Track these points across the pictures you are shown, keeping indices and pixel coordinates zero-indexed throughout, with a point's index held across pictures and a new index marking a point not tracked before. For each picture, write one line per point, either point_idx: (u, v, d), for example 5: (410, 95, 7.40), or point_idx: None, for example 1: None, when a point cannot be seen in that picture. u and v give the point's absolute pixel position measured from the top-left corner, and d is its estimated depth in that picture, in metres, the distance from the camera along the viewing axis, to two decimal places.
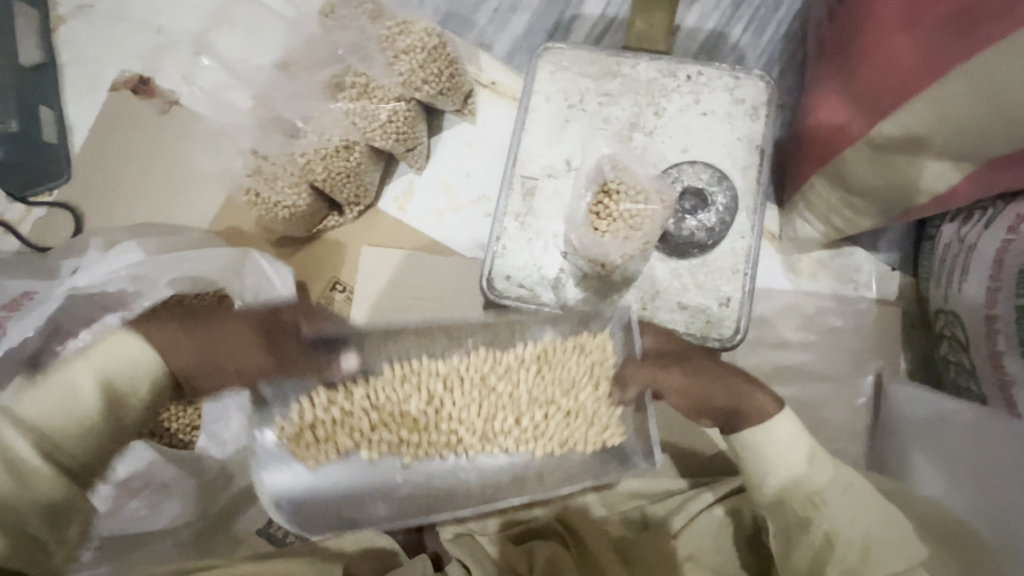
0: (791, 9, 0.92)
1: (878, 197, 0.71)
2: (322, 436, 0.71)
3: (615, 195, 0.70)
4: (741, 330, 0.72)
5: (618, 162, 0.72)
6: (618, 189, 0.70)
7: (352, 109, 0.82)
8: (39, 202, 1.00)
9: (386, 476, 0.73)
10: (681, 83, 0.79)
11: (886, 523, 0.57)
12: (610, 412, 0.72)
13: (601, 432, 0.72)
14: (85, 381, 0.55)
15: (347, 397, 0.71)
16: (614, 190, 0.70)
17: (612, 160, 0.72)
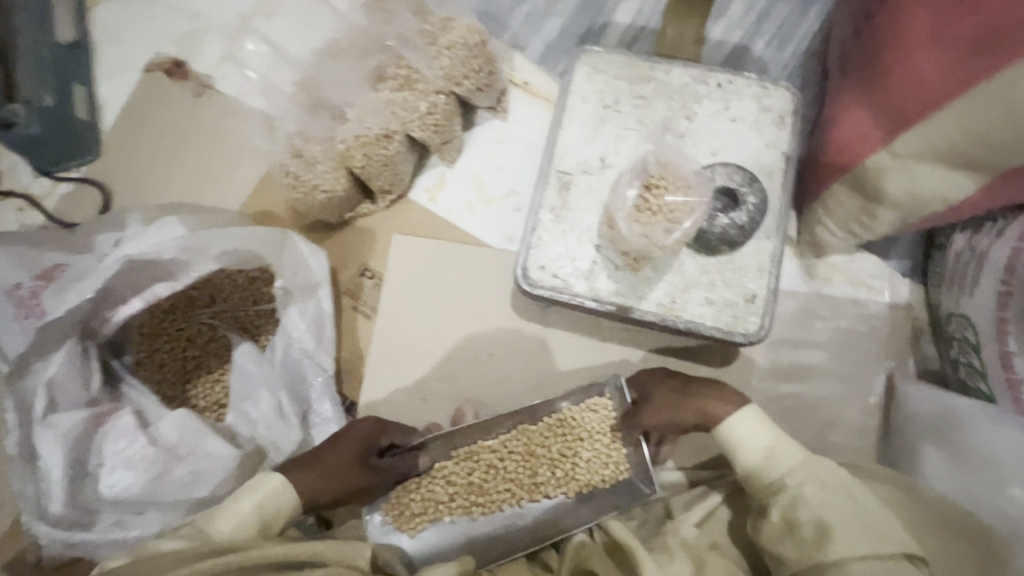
0: (811, 27, 0.97)
1: (897, 204, 0.75)
2: (417, 511, 0.77)
3: (657, 189, 0.74)
4: (766, 325, 0.75)
5: (661, 157, 0.76)
6: (661, 183, 0.74)
7: (394, 100, 0.84)
8: (66, 178, 0.99)
9: (470, 532, 0.78)
10: (712, 90, 0.83)
11: (865, 511, 0.62)
12: (620, 453, 0.80)
13: (617, 467, 0.80)
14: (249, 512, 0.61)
15: (431, 479, 0.79)
16: (657, 184, 0.74)
17: (656, 155, 0.76)
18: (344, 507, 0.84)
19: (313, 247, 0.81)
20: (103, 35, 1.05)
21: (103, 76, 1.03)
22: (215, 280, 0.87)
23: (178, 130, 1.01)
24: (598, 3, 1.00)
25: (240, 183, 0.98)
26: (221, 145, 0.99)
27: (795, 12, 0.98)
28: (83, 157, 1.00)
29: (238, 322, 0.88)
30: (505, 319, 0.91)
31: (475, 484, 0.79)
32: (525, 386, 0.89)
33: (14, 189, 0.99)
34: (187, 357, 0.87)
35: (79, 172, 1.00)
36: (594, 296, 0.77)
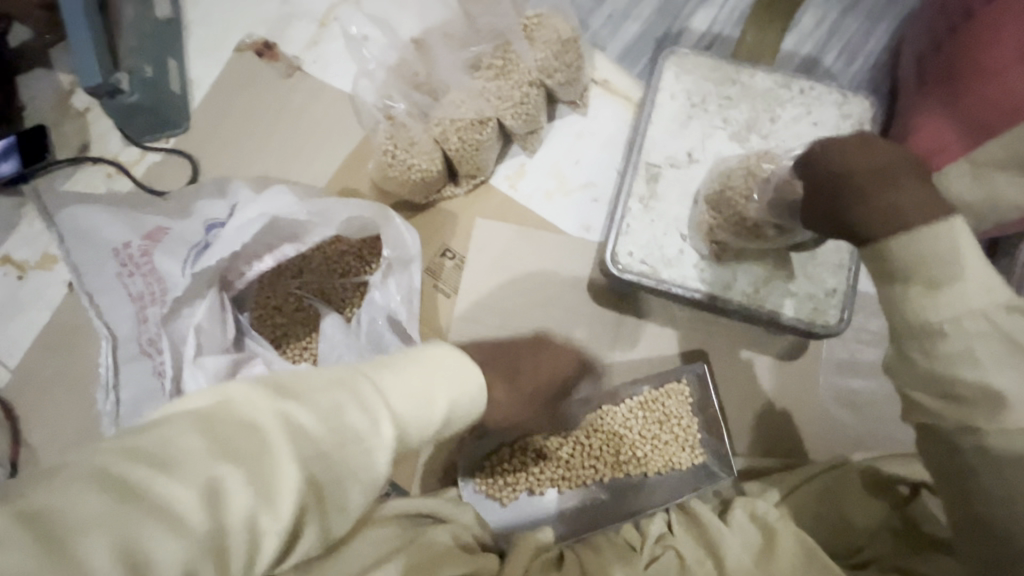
0: (879, 44, 1.02)
1: (973, 210, 0.79)
2: (508, 481, 0.83)
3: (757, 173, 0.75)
4: (845, 318, 0.79)
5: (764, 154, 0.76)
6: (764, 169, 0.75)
7: (489, 87, 0.88)
8: (155, 148, 1.03)
9: (556, 504, 0.83)
10: (794, 95, 0.87)
11: None
12: (694, 436, 0.85)
13: (690, 451, 0.85)
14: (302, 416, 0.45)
15: (522, 451, 0.84)
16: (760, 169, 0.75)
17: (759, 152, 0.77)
18: (422, 475, 0.86)
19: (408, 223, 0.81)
20: (196, 14, 1.08)
21: (195, 53, 1.07)
22: (306, 254, 0.90)
23: (266, 108, 1.04)
24: (676, 10, 1.05)
25: (327, 162, 1.02)
26: (308, 124, 1.03)
27: (864, 28, 1.03)
28: (173, 129, 1.03)
29: (324, 293, 0.91)
30: (581, 304, 0.94)
31: (563, 459, 0.84)
32: (599, 370, 0.92)
33: (104, 156, 1.02)
34: (276, 324, 0.90)
35: (167, 144, 1.03)
36: (680, 283, 0.81)
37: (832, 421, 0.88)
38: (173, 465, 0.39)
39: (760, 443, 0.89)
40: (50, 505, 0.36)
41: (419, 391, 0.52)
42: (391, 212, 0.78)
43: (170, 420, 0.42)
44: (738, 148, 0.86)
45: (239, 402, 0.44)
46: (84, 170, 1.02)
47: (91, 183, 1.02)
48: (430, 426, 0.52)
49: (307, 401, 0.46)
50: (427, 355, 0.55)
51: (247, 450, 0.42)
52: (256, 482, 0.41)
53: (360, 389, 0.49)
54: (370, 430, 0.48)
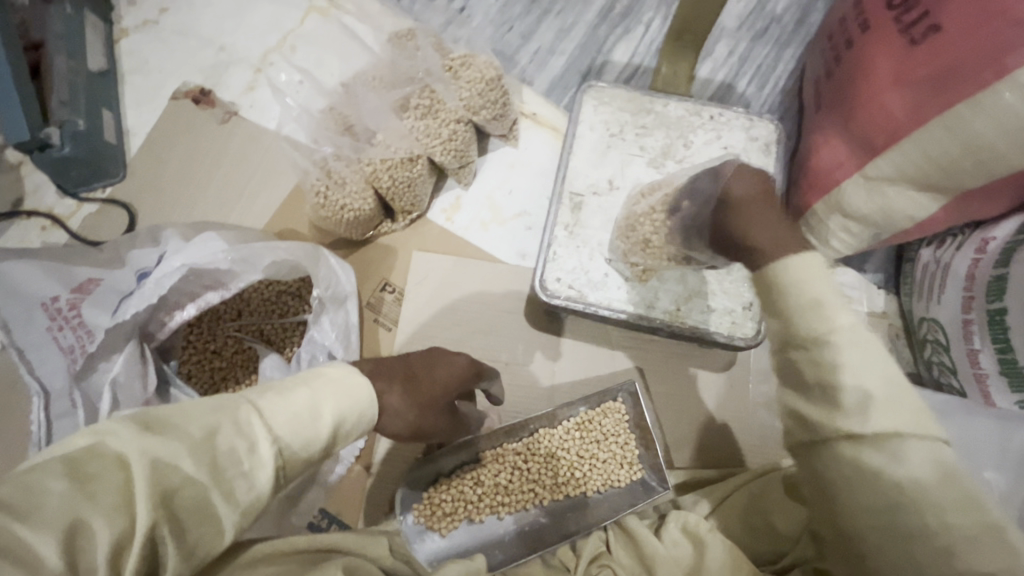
0: (787, 69, 1.10)
1: (872, 222, 0.85)
2: (449, 510, 0.84)
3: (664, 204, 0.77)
4: (762, 330, 0.83)
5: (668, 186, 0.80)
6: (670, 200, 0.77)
7: (416, 126, 0.91)
8: (91, 199, 1.03)
9: (496, 530, 0.84)
10: (705, 122, 0.93)
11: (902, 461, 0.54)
12: (630, 453, 0.88)
13: (627, 467, 0.88)
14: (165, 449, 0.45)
15: (462, 481, 0.85)
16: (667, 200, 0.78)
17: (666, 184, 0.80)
18: (368, 509, 0.87)
19: (341, 261, 0.87)
20: (131, 63, 1.11)
21: (131, 103, 1.10)
22: (245, 296, 0.91)
23: (203, 154, 1.06)
24: (598, 45, 1.11)
25: (266, 204, 1.03)
26: (246, 168, 1.05)
27: (772, 55, 1.10)
28: (109, 179, 1.04)
29: (264, 333, 0.92)
30: (519, 330, 0.96)
31: (501, 484, 0.85)
32: (539, 392, 0.94)
33: (39, 209, 1.03)
34: (215, 368, 0.90)
35: (104, 194, 1.04)
36: (606, 305, 0.85)
37: (765, 428, 0.92)
38: (31, 511, 0.39)
39: (698, 455, 0.91)
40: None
41: (303, 410, 0.52)
42: (326, 252, 0.84)
43: (31, 468, 0.42)
44: (655, 174, 0.90)
45: (104, 441, 0.44)
46: (18, 224, 1.02)
47: (25, 236, 1.02)
48: (316, 442, 0.52)
49: (178, 434, 0.46)
50: (321, 376, 0.56)
51: (109, 489, 0.42)
52: (118, 520, 0.41)
53: (241, 413, 0.49)
54: (249, 459, 0.48)
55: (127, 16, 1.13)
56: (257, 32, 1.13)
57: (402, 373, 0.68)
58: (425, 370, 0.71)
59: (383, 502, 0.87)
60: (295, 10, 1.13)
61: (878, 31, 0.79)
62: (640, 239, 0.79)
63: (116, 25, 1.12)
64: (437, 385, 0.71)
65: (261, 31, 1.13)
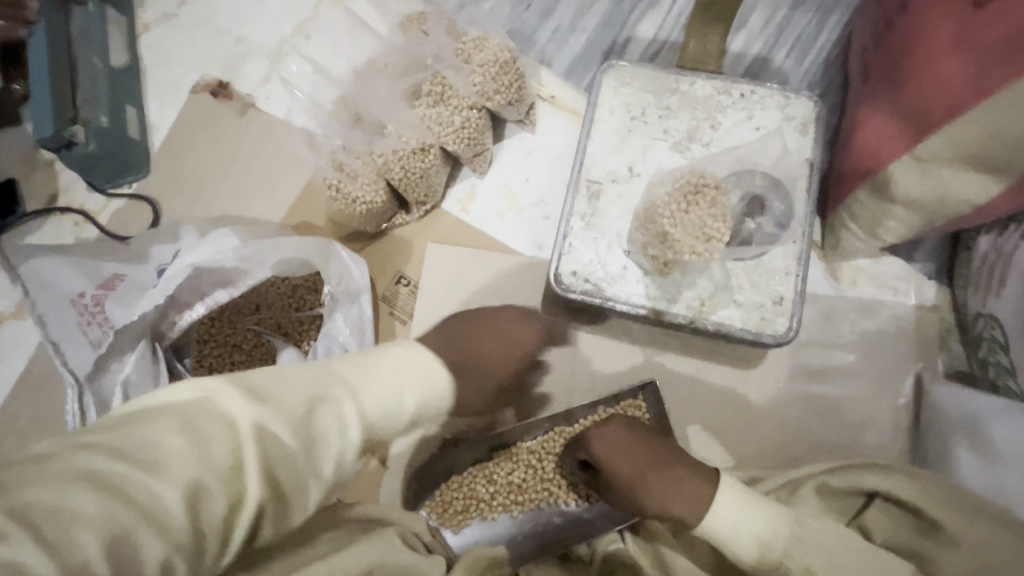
0: (830, 38, 1.00)
1: (922, 207, 0.77)
2: (463, 506, 0.84)
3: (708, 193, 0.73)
4: (794, 327, 0.77)
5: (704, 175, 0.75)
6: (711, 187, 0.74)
7: (429, 115, 0.88)
8: (119, 194, 1.06)
9: (511, 526, 0.84)
10: (735, 100, 0.86)
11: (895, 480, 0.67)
12: None
13: None
14: (275, 427, 0.48)
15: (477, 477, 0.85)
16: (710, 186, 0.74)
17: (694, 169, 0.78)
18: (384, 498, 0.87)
19: (354, 255, 0.85)
20: (152, 58, 1.12)
21: (152, 97, 1.11)
22: (260, 289, 0.91)
23: (222, 148, 1.06)
24: (621, 20, 1.04)
25: (282, 197, 1.03)
26: (263, 161, 1.05)
27: (814, 23, 1.01)
28: (135, 174, 1.06)
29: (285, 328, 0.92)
30: None
31: (514, 481, 0.84)
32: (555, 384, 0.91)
33: (71, 206, 1.06)
34: (235, 361, 0.91)
35: (130, 189, 1.06)
36: (625, 299, 0.80)
37: (796, 429, 0.86)
38: (151, 465, 0.42)
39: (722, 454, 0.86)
40: (36, 490, 0.39)
41: (389, 395, 0.56)
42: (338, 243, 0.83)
43: (145, 417, 0.45)
44: (680, 158, 0.84)
45: (212, 407, 0.47)
46: (54, 220, 1.06)
47: (60, 231, 1.05)
48: (396, 423, 0.57)
49: (280, 407, 0.49)
50: (402, 358, 0.59)
51: (219, 455, 0.45)
52: (228, 487, 0.45)
53: (329, 399, 0.52)
54: (339, 435, 0.52)
55: (148, 11, 1.14)
56: (271, 22, 1.12)
57: (453, 357, 0.68)
58: (473, 339, 0.72)
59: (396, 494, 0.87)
60: None
61: None
62: (658, 233, 0.75)
63: (138, 20, 1.13)
64: (483, 348, 0.72)
65: (275, 20, 1.12)
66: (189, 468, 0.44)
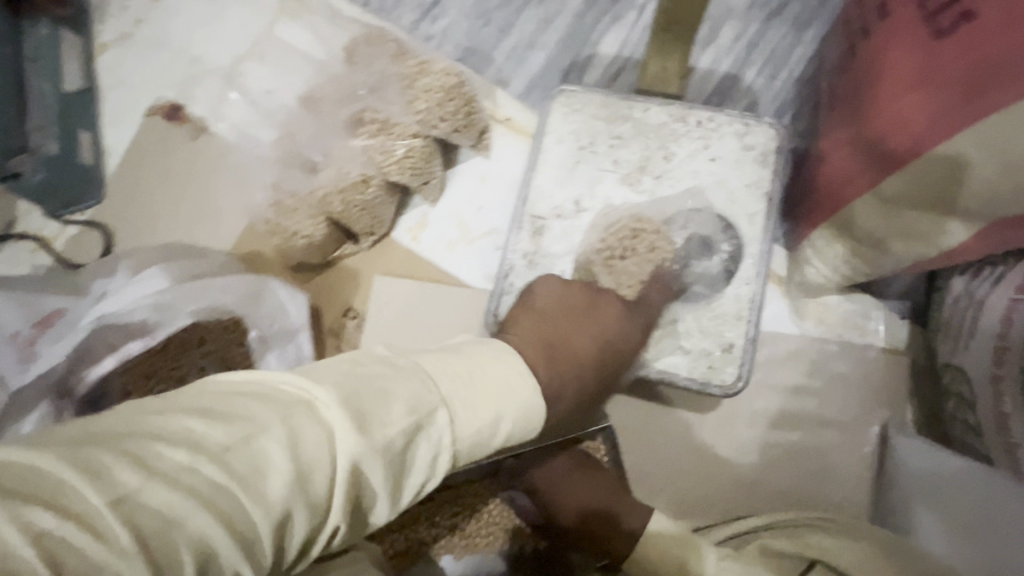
0: (804, 54, 0.94)
1: (887, 249, 0.71)
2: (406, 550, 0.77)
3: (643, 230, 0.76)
4: (743, 377, 0.72)
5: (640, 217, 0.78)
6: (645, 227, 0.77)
7: (371, 145, 0.85)
8: (73, 221, 1.03)
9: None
10: (692, 128, 0.80)
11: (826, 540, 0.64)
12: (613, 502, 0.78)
13: None
14: (395, 444, 0.43)
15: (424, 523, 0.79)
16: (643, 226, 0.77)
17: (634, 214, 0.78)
18: None
19: (294, 293, 0.87)
20: (108, 79, 1.09)
21: (108, 120, 1.08)
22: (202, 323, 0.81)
23: (176, 174, 1.04)
24: (582, 37, 0.99)
25: (233, 224, 1.00)
26: (215, 187, 1.02)
27: (787, 38, 0.94)
28: (89, 201, 1.03)
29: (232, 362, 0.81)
30: None
31: (460, 527, 0.80)
32: None
33: (28, 232, 1.03)
34: None
35: (85, 216, 1.03)
36: None
37: (753, 477, 0.82)
38: (232, 468, 0.37)
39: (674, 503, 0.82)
40: (254, 485, 0.37)
41: (485, 422, 0.49)
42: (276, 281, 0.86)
43: (259, 412, 0.39)
44: (630, 193, 0.80)
45: (327, 412, 0.41)
46: (9, 246, 1.03)
47: (16, 258, 1.02)
48: (482, 452, 0.50)
49: (379, 434, 0.42)
50: (485, 370, 0.51)
51: (318, 464, 0.39)
52: (313, 512, 0.39)
53: (431, 424, 0.45)
54: (424, 464, 0.45)
55: (105, 30, 1.11)
56: (226, 41, 1.09)
57: (550, 353, 0.61)
58: (555, 324, 0.66)
59: None
60: (265, 14, 1.08)
61: (897, 17, 0.64)
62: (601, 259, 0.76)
63: (95, 40, 1.10)
64: (609, 325, 0.69)
65: (230, 40, 1.09)
66: (309, 484, 0.39)
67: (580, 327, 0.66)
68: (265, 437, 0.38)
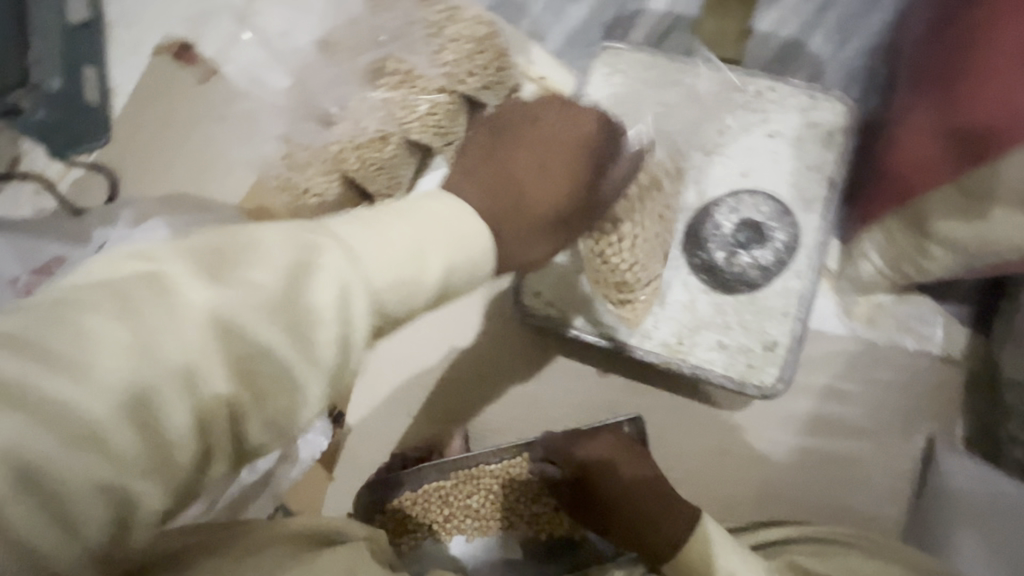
0: (881, 21, 0.83)
1: (964, 249, 0.62)
2: (415, 524, 0.74)
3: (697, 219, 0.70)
4: (784, 379, 0.66)
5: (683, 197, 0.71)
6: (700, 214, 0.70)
7: (391, 98, 0.78)
8: (79, 163, 0.98)
9: (470, 548, 0.75)
10: (749, 99, 0.72)
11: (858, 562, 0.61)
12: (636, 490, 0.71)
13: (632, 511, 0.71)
14: (306, 300, 0.32)
15: (436, 497, 0.74)
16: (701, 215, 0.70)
17: (678, 193, 0.71)
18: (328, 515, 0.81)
19: None
20: (117, 12, 1.02)
21: (116, 58, 1.02)
22: None
23: (185, 119, 0.98)
24: None
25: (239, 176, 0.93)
26: (225, 136, 0.96)
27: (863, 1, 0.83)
28: (94, 143, 0.99)
29: None
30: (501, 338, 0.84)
31: (472, 506, 0.74)
32: (519, 409, 0.82)
33: (32, 172, 0.99)
34: None
35: (91, 158, 0.99)
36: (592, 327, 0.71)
37: (782, 484, 0.76)
38: (59, 361, 0.27)
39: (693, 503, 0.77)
40: (54, 395, 0.26)
41: (407, 259, 0.37)
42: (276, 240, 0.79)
43: (91, 294, 0.28)
44: (674, 167, 0.72)
45: (181, 283, 0.30)
46: (10, 187, 0.98)
47: (17, 199, 0.97)
48: (424, 294, 0.38)
49: (257, 288, 0.31)
50: (421, 205, 0.41)
51: (188, 350, 0.29)
52: (200, 393, 0.29)
53: (310, 253, 0.33)
54: (339, 312, 0.33)
55: None
56: None
57: (508, 199, 0.53)
58: (501, 165, 0.57)
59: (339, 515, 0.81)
60: None
61: None
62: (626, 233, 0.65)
63: None
64: (576, 171, 0.59)
65: None
66: (186, 382, 0.29)
67: (544, 132, 0.60)
68: (85, 326, 0.27)
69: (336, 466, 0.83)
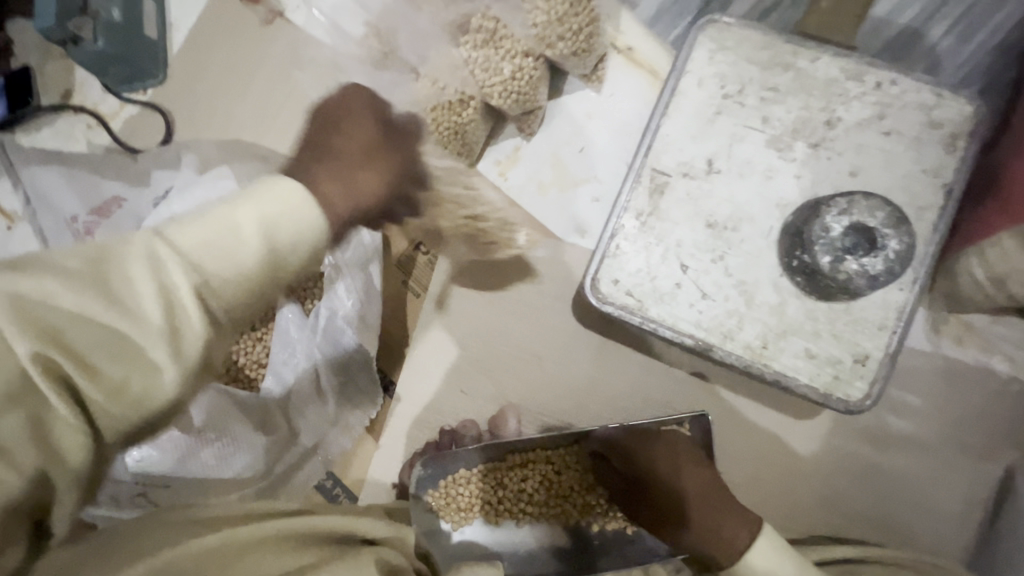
0: (1013, 14, 0.75)
1: None
2: (465, 504, 0.72)
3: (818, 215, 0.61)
4: (874, 396, 0.63)
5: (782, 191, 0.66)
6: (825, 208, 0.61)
7: (473, 58, 0.73)
8: (133, 100, 0.94)
9: (517, 535, 0.72)
10: (867, 90, 0.66)
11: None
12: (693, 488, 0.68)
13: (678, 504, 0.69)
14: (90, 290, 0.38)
15: (489, 476, 0.72)
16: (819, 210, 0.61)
17: (778, 188, 0.66)
18: (374, 484, 0.81)
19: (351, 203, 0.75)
20: None
21: None
22: None
23: (245, 62, 0.93)
24: None
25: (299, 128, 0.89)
26: (286, 83, 0.92)
27: None
28: (149, 80, 0.95)
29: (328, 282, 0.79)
30: (564, 321, 0.82)
31: (525, 491, 0.72)
32: (576, 395, 0.80)
33: (84, 105, 0.95)
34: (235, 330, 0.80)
35: (145, 96, 0.95)
36: (669, 325, 0.67)
37: (838, 496, 0.75)
38: None
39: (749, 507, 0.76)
40: None
41: (218, 235, 0.42)
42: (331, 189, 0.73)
43: None
44: (775, 159, 0.67)
45: None
46: (65, 119, 0.95)
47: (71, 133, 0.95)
48: (251, 272, 0.43)
49: (57, 271, 0.38)
50: (264, 192, 0.46)
51: (51, 320, 0.37)
52: (113, 365, 0.39)
53: (156, 243, 0.41)
54: (162, 285, 0.40)
55: None
56: None
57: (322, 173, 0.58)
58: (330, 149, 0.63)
59: (384, 486, 0.81)
60: None
61: None
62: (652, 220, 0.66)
63: None
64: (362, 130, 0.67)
65: None
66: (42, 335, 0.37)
67: (353, 138, 0.65)
68: (47, 286, 0.38)
69: (386, 434, 0.82)
